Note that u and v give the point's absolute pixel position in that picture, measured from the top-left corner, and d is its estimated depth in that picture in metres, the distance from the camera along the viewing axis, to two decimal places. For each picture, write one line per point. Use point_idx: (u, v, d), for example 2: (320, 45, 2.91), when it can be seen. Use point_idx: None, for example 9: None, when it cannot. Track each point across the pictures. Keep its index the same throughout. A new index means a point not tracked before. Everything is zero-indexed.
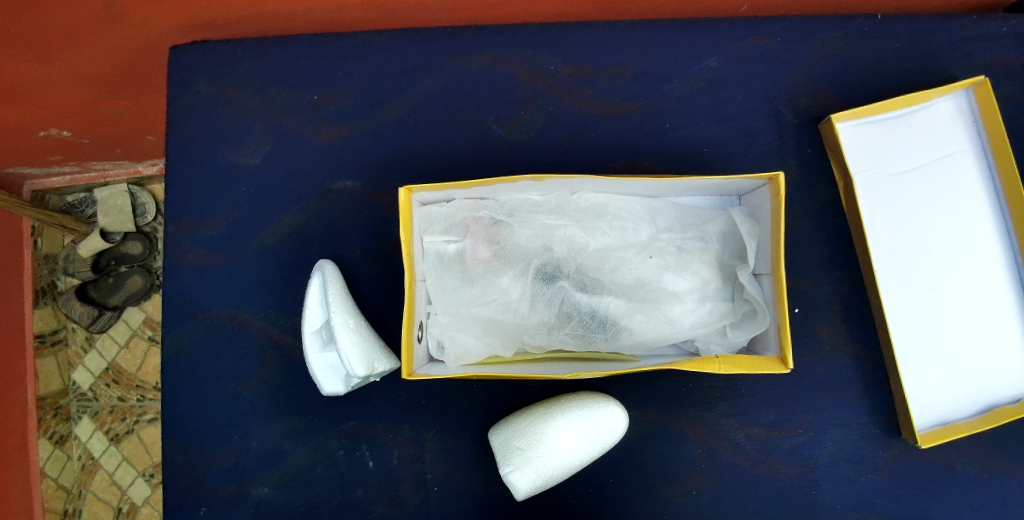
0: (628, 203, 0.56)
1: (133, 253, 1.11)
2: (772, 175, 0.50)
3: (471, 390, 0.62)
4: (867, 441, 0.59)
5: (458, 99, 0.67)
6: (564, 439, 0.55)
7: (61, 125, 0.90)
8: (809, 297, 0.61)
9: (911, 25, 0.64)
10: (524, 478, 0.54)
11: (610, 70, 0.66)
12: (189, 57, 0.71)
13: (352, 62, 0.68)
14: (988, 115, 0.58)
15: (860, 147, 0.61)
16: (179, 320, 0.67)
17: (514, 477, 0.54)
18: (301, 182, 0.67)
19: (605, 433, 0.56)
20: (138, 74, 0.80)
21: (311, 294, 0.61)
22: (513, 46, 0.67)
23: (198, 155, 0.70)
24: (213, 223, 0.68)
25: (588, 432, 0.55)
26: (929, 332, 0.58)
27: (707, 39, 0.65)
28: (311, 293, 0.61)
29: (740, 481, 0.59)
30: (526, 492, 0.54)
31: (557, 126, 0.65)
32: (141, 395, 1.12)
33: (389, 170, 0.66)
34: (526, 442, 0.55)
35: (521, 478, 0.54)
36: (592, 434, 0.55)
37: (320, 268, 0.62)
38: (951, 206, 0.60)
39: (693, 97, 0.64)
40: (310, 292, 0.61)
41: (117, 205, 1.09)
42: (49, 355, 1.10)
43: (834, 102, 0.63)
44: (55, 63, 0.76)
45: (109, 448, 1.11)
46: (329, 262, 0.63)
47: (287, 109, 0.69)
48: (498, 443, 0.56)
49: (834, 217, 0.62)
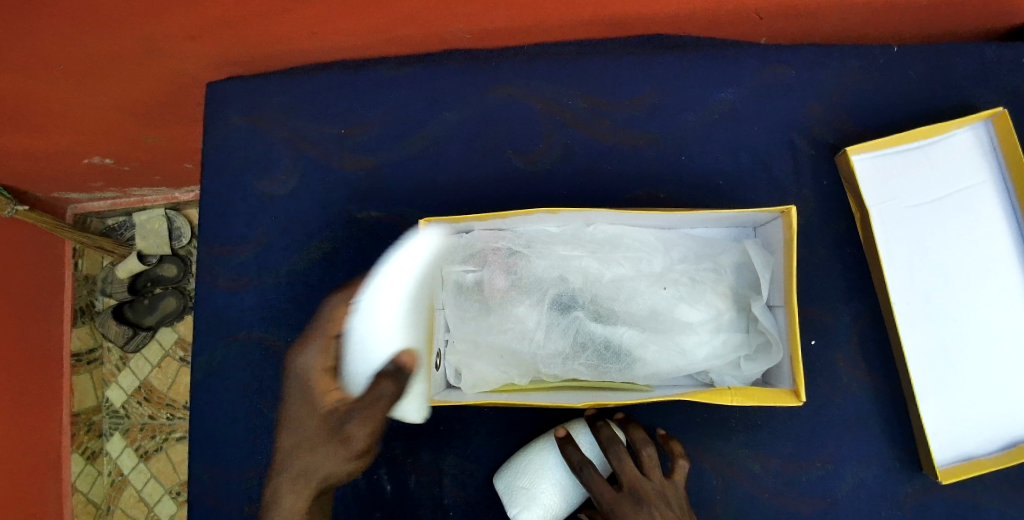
0: (643, 234, 0.58)
1: (168, 275, 1.15)
2: (785, 207, 0.51)
3: (488, 416, 0.63)
4: (889, 476, 0.58)
5: (485, 129, 0.69)
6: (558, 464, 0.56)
7: (103, 152, 0.95)
8: (827, 328, 0.61)
9: (930, 56, 0.64)
10: (533, 517, 0.54)
11: (631, 101, 0.66)
12: (227, 90, 0.75)
13: (379, 94, 0.71)
14: (1008, 146, 0.58)
15: (878, 179, 0.61)
16: (210, 342, 0.70)
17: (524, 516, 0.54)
18: (329, 211, 0.70)
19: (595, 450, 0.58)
20: (179, 105, 0.84)
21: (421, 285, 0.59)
22: (536, 78, 0.68)
23: (233, 184, 0.73)
24: (245, 247, 0.71)
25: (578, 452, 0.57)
26: (951, 366, 0.57)
27: (725, 71, 0.66)
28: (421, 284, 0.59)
29: (758, 513, 0.58)
30: None
31: (577, 158, 0.67)
32: (170, 414, 1.15)
33: (415, 201, 0.69)
34: (528, 480, 0.55)
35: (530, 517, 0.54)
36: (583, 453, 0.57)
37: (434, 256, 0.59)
38: (972, 237, 0.59)
39: (712, 129, 0.65)
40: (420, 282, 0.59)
41: (154, 228, 1.14)
42: (85, 372, 1.14)
43: (851, 132, 0.64)
44: (101, 96, 0.81)
45: (138, 465, 1.14)
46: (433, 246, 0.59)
47: (317, 140, 0.72)
48: (503, 486, 0.57)
49: (851, 248, 0.62)
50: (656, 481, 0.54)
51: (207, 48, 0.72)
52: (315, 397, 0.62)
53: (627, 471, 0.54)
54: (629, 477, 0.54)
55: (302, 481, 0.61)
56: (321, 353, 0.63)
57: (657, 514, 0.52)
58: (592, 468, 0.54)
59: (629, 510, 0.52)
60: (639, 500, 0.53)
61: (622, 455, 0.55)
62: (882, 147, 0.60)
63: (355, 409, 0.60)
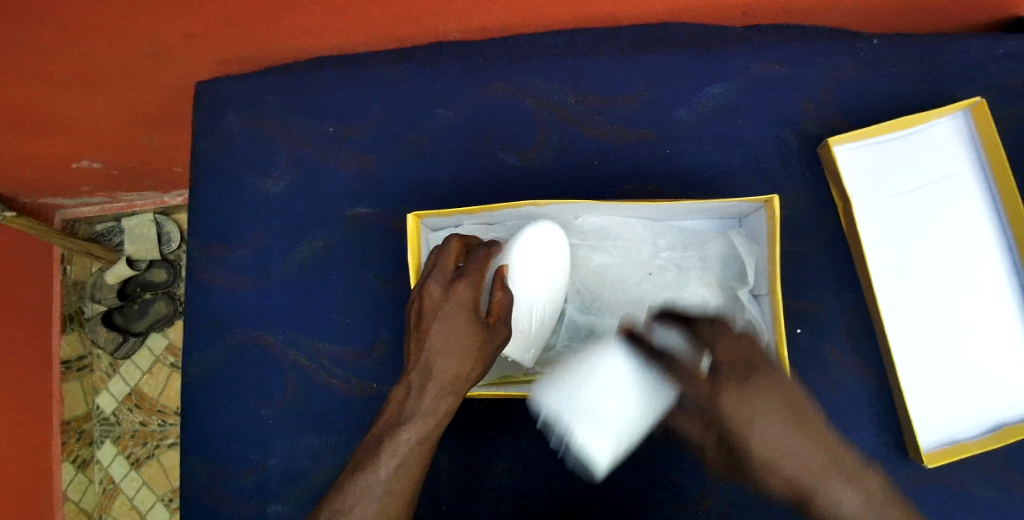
0: (630, 225, 0.59)
1: (158, 280, 1.15)
2: (768, 198, 0.52)
3: (481, 408, 0.63)
4: (880, 462, 0.58)
5: (477, 126, 0.69)
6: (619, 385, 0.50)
7: (91, 157, 0.94)
8: (817, 317, 0.62)
9: (912, 49, 0.65)
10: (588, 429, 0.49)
11: (619, 97, 0.67)
12: (220, 95, 0.75)
13: (369, 93, 0.71)
14: (988, 135, 0.59)
15: (862, 169, 0.62)
16: (206, 342, 0.70)
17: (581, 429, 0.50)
18: (323, 210, 0.71)
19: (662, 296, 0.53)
20: (171, 108, 0.84)
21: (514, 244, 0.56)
22: (526, 76, 0.69)
23: (227, 185, 0.73)
24: (239, 248, 0.72)
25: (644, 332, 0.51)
26: (937, 354, 0.58)
27: (712, 64, 0.66)
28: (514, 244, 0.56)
29: (753, 501, 0.59)
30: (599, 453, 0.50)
31: (569, 153, 0.67)
32: (162, 420, 1.14)
33: (408, 200, 0.69)
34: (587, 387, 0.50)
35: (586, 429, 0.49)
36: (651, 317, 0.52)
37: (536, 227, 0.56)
38: (954, 226, 0.60)
39: (700, 123, 0.66)
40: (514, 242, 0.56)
41: (143, 233, 1.13)
42: (74, 379, 1.14)
43: (836, 126, 0.65)
44: (94, 102, 0.81)
45: (130, 472, 1.13)
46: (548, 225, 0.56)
47: (309, 140, 0.72)
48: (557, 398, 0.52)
49: (838, 239, 0.63)
50: (742, 339, 0.43)
51: (199, 50, 0.71)
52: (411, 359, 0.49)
53: (721, 344, 0.42)
54: (726, 357, 0.42)
55: (441, 382, 0.47)
56: (462, 281, 0.49)
57: (768, 394, 0.40)
58: (676, 400, 0.46)
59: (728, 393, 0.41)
60: (733, 372, 0.41)
61: (713, 331, 0.43)
62: (867, 136, 0.61)
63: (446, 330, 0.48)
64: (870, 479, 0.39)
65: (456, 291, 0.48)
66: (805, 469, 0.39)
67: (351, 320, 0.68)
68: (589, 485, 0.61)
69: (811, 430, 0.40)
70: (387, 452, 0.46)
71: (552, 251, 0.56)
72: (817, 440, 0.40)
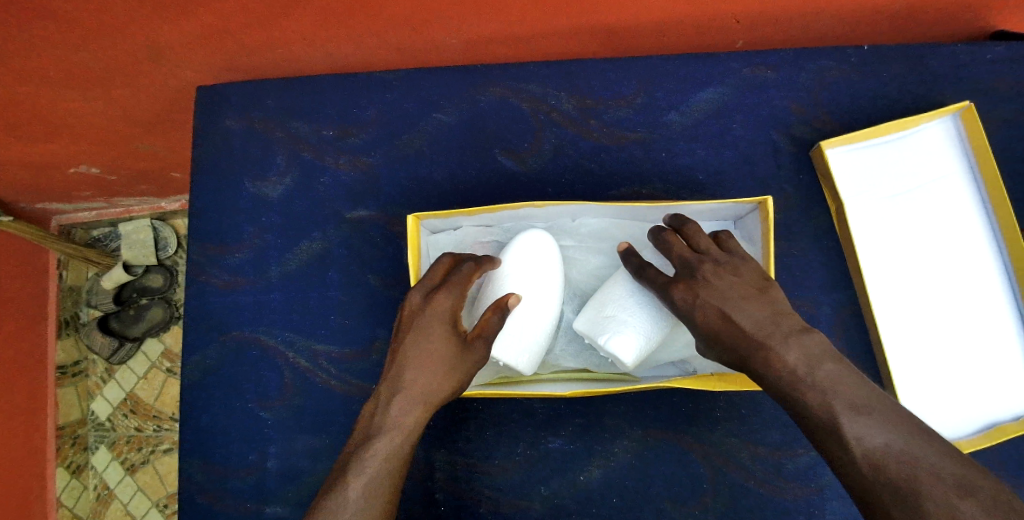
0: (627, 228, 0.60)
1: (154, 285, 1.15)
2: (762, 199, 0.53)
3: (480, 410, 0.63)
4: None
5: (474, 129, 0.70)
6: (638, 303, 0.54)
7: (90, 161, 0.94)
8: (810, 317, 0.62)
9: (902, 54, 0.66)
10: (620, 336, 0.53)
11: (614, 100, 0.68)
12: (216, 95, 0.75)
13: (368, 97, 0.72)
14: (977, 138, 0.60)
15: (854, 172, 0.63)
16: (204, 342, 0.70)
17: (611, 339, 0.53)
18: (321, 212, 0.71)
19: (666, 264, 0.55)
20: (170, 112, 0.84)
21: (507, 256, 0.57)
22: (522, 81, 0.70)
23: (226, 187, 0.74)
24: (237, 249, 0.72)
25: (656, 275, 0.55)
26: (930, 353, 0.59)
27: (706, 70, 0.68)
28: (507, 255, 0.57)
29: (749, 499, 0.60)
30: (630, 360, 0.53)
31: (565, 154, 0.68)
32: (158, 425, 1.14)
33: (406, 201, 0.70)
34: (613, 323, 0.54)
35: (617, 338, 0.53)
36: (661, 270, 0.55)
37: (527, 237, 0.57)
38: (945, 226, 0.61)
39: (694, 126, 0.67)
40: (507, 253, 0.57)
41: (140, 238, 1.14)
42: (69, 384, 1.13)
43: (828, 129, 0.66)
44: (92, 105, 0.81)
45: (124, 478, 1.13)
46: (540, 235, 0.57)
47: (308, 142, 0.73)
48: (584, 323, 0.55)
49: (830, 240, 0.64)
50: (711, 254, 0.50)
51: (199, 54, 0.72)
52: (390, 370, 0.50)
53: (674, 249, 0.52)
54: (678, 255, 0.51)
55: (419, 392, 0.48)
56: (444, 292, 0.51)
57: (711, 278, 0.48)
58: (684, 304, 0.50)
59: (678, 288, 0.49)
60: (691, 274, 0.49)
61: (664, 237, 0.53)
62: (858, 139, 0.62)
63: (426, 340, 0.49)
64: (816, 340, 0.43)
65: (439, 303, 0.50)
66: (750, 331, 0.45)
67: (349, 320, 0.68)
68: (587, 484, 0.61)
69: (761, 304, 0.46)
70: (362, 467, 0.44)
71: (546, 253, 0.57)
72: (760, 309, 0.46)
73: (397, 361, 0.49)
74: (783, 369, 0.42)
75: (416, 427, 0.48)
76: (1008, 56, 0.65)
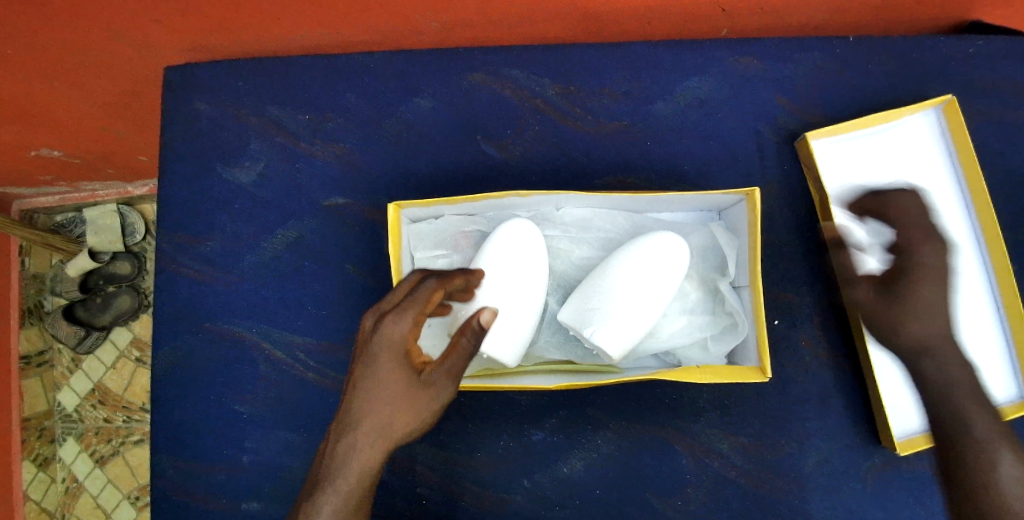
0: (613, 217, 0.59)
1: (122, 272, 1.09)
2: (749, 190, 0.52)
3: (462, 402, 0.62)
4: (851, 449, 0.60)
5: (454, 115, 0.68)
6: (621, 295, 0.53)
7: (52, 145, 0.90)
8: (791, 308, 0.62)
9: (885, 46, 0.66)
10: (602, 329, 0.53)
11: (598, 88, 0.67)
12: (185, 76, 0.72)
13: (345, 80, 0.69)
14: (958, 131, 0.60)
15: (839, 164, 0.63)
16: (173, 333, 0.68)
17: (593, 330, 0.53)
18: (295, 200, 0.69)
19: (652, 252, 0.54)
20: (134, 94, 0.81)
21: (489, 245, 0.56)
22: (505, 67, 0.68)
23: (196, 172, 0.71)
24: (208, 237, 0.70)
25: (642, 264, 0.54)
26: None
27: (691, 58, 0.67)
28: (489, 245, 0.56)
29: (728, 488, 0.60)
30: (612, 351, 0.53)
31: (548, 142, 0.67)
32: (127, 416, 1.11)
33: (385, 189, 0.68)
34: (596, 313, 0.53)
35: (600, 330, 0.53)
36: (647, 259, 0.54)
37: (509, 225, 0.56)
38: (925, 218, 0.62)
39: (678, 115, 0.66)
40: (490, 242, 0.56)
41: (107, 224, 1.09)
42: (34, 375, 1.09)
43: (811, 120, 0.66)
44: (51, 85, 0.77)
45: (93, 470, 1.10)
46: (523, 223, 0.56)
47: (282, 126, 0.70)
48: (572, 311, 0.55)
49: (812, 231, 0.64)
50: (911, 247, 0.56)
51: (166, 32, 0.68)
52: (350, 402, 0.48)
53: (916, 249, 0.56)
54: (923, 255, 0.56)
55: (379, 433, 0.47)
56: (409, 320, 0.46)
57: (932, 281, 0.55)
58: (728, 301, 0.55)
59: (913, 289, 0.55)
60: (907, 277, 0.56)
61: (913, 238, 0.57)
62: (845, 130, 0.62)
63: (387, 375, 0.47)
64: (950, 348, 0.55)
65: (394, 336, 0.46)
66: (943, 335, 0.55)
67: (326, 311, 0.66)
68: (569, 476, 0.61)
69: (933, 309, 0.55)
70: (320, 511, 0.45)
71: (531, 242, 0.56)
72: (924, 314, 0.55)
73: (355, 394, 0.47)
74: (952, 367, 0.54)
75: (372, 469, 0.47)
76: (989, 50, 0.65)
